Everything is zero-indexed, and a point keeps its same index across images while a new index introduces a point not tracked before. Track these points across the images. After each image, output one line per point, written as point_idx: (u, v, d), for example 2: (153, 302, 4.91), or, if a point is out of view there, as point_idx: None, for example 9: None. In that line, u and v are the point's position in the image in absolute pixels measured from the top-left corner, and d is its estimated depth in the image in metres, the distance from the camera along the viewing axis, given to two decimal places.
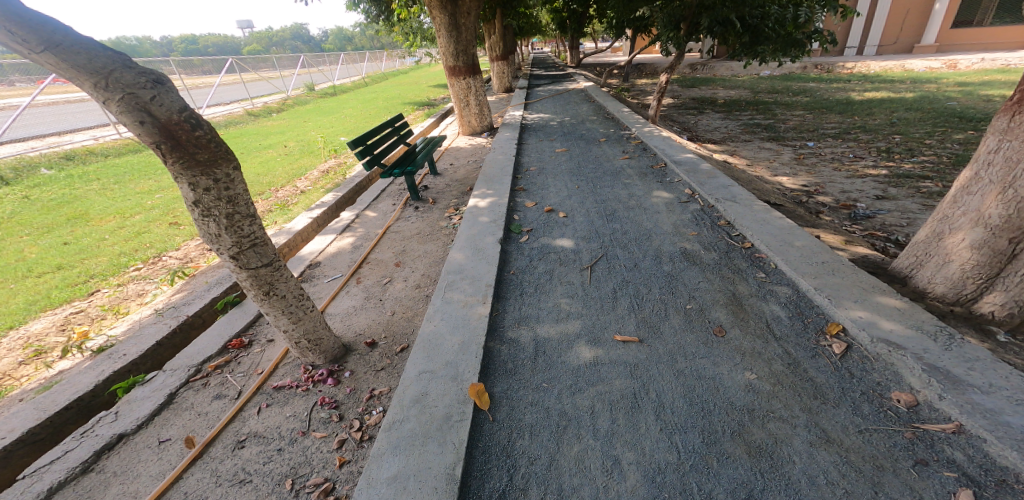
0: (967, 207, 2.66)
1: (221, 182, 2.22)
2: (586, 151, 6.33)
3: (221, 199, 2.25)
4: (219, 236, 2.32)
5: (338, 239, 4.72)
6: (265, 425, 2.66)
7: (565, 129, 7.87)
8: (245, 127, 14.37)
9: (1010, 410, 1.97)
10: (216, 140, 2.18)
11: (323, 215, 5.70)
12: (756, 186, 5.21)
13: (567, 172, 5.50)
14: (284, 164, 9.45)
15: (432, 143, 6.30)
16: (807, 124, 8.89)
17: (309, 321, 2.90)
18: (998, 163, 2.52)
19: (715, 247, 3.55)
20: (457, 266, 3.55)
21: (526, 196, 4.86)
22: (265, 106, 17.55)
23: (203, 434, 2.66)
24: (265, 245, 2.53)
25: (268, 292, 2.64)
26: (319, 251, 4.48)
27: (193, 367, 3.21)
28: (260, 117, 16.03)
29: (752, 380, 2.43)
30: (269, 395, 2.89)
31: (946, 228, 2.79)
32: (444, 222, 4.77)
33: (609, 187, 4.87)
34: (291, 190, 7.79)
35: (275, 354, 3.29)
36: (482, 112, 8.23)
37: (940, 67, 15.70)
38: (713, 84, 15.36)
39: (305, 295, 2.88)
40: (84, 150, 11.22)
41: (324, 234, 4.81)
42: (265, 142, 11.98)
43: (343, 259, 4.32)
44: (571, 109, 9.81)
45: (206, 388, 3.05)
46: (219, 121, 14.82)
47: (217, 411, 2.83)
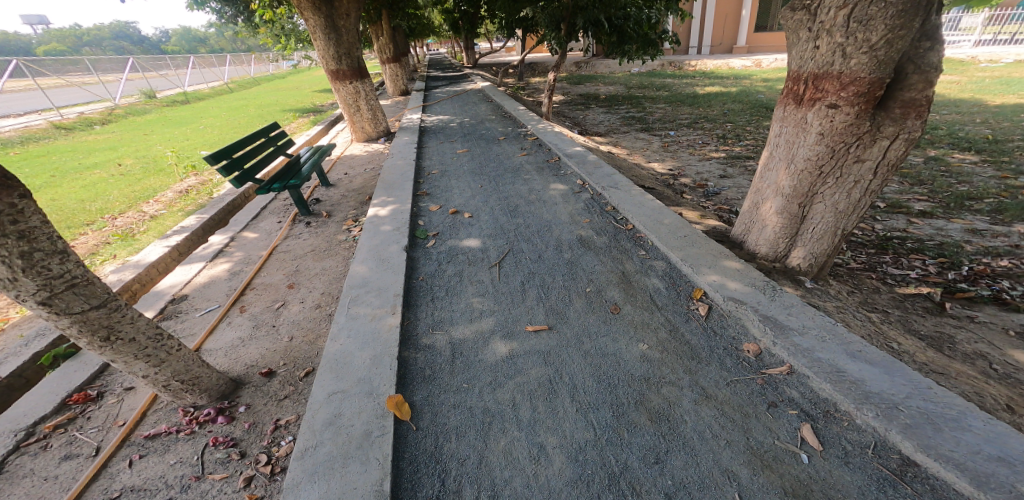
0: (769, 181, 3.25)
1: (4, 214, 1.82)
2: (484, 151, 6.45)
3: (8, 235, 1.84)
4: (18, 280, 1.89)
5: (209, 267, 4.22)
6: (144, 477, 2.31)
7: (462, 130, 7.91)
8: (59, 145, 11.81)
9: (818, 346, 2.47)
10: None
11: (184, 242, 5.03)
12: (633, 173, 5.78)
13: (469, 172, 5.56)
14: (122, 187, 8.04)
15: (320, 151, 5.94)
16: (668, 116, 10.04)
17: (176, 361, 2.55)
18: (782, 144, 3.10)
19: (605, 231, 3.87)
20: (361, 279, 3.39)
21: (426, 200, 4.81)
22: (89, 119, 14.66)
23: (56, 498, 2.23)
24: (89, 284, 2.15)
25: (109, 338, 2.24)
26: (183, 283, 3.95)
27: (21, 431, 2.65)
28: (81, 132, 13.39)
29: (645, 350, 2.73)
30: (142, 445, 2.51)
31: (759, 199, 3.36)
32: (342, 235, 4.52)
33: (508, 184, 5.03)
34: (136, 216, 6.69)
35: (139, 400, 2.86)
36: (376, 117, 7.92)
37: (751, 65, 18.72)
38: (590, 81, 16.55)
39: (163, 333, 2.52)
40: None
41: (190, 263, 4.25)
42: (91, 162, 10.03)
43: (222, 288, 3.87)
44: (471, 109, 9.88)
45: (49, 448, 2.54)
46: (15, 139, 11.94)
47: (71, 471, 2.39)
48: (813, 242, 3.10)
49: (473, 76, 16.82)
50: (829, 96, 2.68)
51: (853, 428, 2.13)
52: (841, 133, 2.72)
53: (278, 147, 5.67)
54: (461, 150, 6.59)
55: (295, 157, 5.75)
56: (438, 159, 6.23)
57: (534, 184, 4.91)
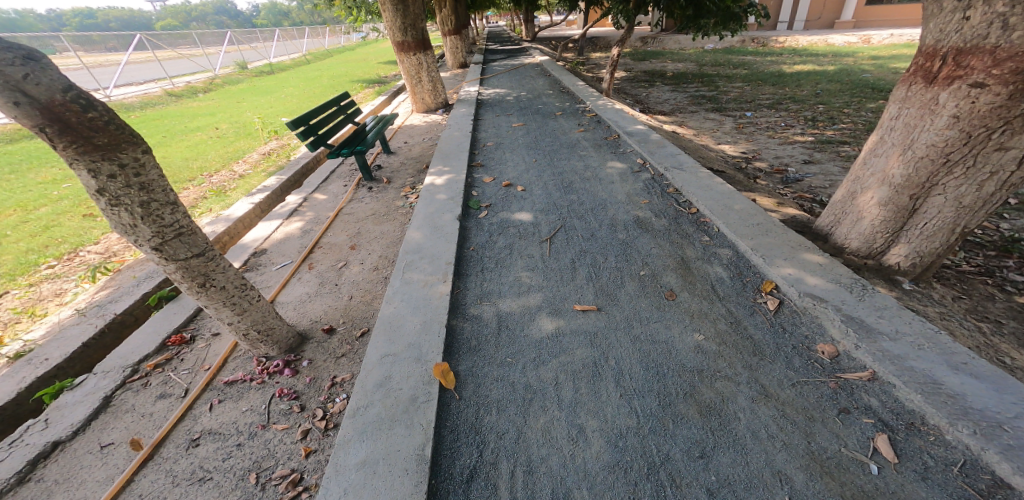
0: (874, 169, 2.90)
1: (129, 168, 2.04)
2: (541, 125, 6.31)
3: (131, 186, 2.06)
4: (136, 226, 2.13)
5: (285, 224, 4.49)
6: (220, 421, 2.55)
7: (520, 104, 7.76)
8: (166, 109, 13.13)
9: (913, 355, 2.22)
10: (115, 122, 1.99)
11: (266, 200, 5.41)
12: (701, 155, 5.45)
13: (523, 146, 5.46)
14: (218, 147, 8.84)
15: (383, 121, 6.09)
16: (746, 95, 9.27)
17: (257, 311, 2.77)
18: (899, 128, 2.73)
19: (665, 214, 3.67)
20: (415, 245, 3.48)
21: (482, 171, 4.80)
22: (190, 86, 16.12)
23: (150, 435, 2.51)
24: (192, 234, 2.36)
25: (204, 284, 2.47)
26: (263, 238, 4.23)
27: (128, 367, 2.99)
28: (184, 97, 14.74)
29: (700, 341, 2.59)
30: (221, 391, 2.77)
31: (858, 188, 3.03)
32: (400, 202, 4.62)
33: (562, 159, 4.89)
34: (228, 176, 7.31)
35: (222, 347, 3.13)
36: (436, 89, 7.98)
37: (857, 41, 16.63)
38: (660, 57, 15.61)
39: (248, 284, 2.73)
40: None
41: (269, 220, 4.54)
42: (195, 124, 11.09)
43: (293, 245, 4.11)
44: (527, 84, 9.67)
45: (147, 387, 2.86)
46: (135, 103, 13.38)
47: (164, 411, 2.67)
48: (921, 239, 2.75)
49: (530, 50, 16.39)
50: (975, 74, 2.29)
51: (940, 443, 1.93)
52: (982, 116, 2.33)
53: (348, 115, 5.87)
54: (517, 124, 6.48)
55: (361, 126, 5.91)
56: (496, 132, 6.17)
57: (591, 162, 4.74)
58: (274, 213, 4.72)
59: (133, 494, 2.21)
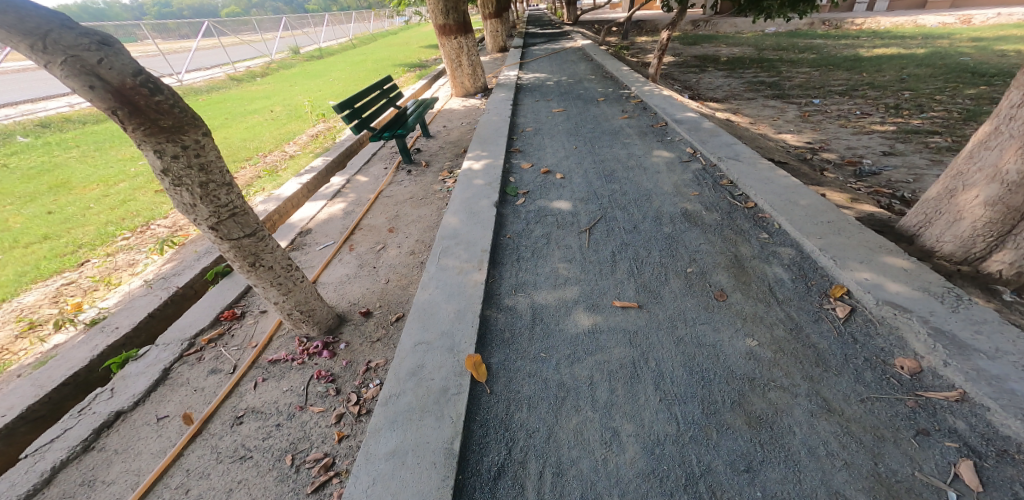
0: (983, 163, 2.53)
1: (191, 149, 1.99)
2: (584, 111, 6.07)
3: (192, 167, 2.01)
4: (195, 206, 2.09)
5: (329, 206, 4.47)
6: (262, 400, 2.61)
7: (561, 89, 7.51)
8: (228, 92, 13.80)
9: (1016, 376, 1.93)
10: (179, 105, 1.93)
11: (314, 181, 5.47)
12: (759, 144, 5.09)
13: (562, 132, 5.26)
14: (272, 129, 9.19)
15: (423, 106, 6.05)
16: (814, 81, 8.56)
17: (300, 292, 2.76)
18: (1022, 117, 2.37)
19: (717, 207, 3.41)
20: (451, 231, 3.42)
21: (521, 157, 4.66)
22: (248, 70, 16.83)
23: (200, 410, 2.56)
24: (245, 214, 2.32)
25: (253, 264, 2.46)
26: (308, 219, 4.22)
27: (186, 341, 3.00)
28: (244, 81, 15.41)
29: (753, 348, 2.38)
30: (265, 369, 2.81)
31: (959, 185, 2.66)
32: (438, 186, 4.56)
33: (604, 147, 4.67)
34: (280, 156, 7.58)
35: (269, 325, 3.13)
36: (476, 73, 7.85)
37: (954, 23, 14.75)
38: (716, 42, 14.69)
39: (294, 265, 2.71)
40: (64, 118, 10.54)
41: (315, 201, 4.56)
42: (253, 107, 11.57)
43: (336, 226, 4.12)
44: (568, 68, 9.36)
45: (202, 362, 2.87)
46: (201, 86, 14.13)
47: (214, 386, 2.72)
48: None
49: (573, 34, 15.88)
50: None
51: None
52: None
53: (392, 97, 5.84)
54: (557, 109, 6.26)
55: (401, 110, 5.89)
56: (537, 117, 5.99)
57: (636, 150, 4.49)
58: (318, 194, 4.72)
59: (182, 468, 2.27)
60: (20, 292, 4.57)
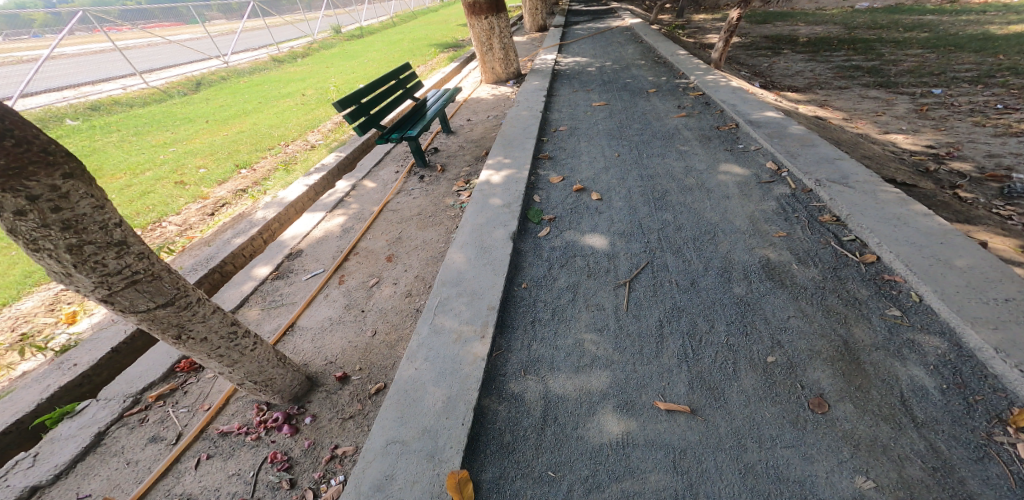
0: None
1: (45, 200, 1.32)
2: (632, 105, 5.08)
3: (51, 225, 1.35)
4: (70, 275, 1.45)
5: (327, 219, 3.78)
6: (201, 486, 2.15)
7: (604, 77, 6.50)
8: (268, 74, 13.61)
9: None
10: (16, 134, 1.25)
11: (323, 181, 4.77)
12: (863, 150, 4.13)
13: (604, 133, 4.34)
14: (298, 115, 8.76)
15: (447, 97, 5.27)
16: (930, 66, 7.25)
17: (250, 362, 2.20)
18: None
19: (811, 257, 2.53)
20: (455, 274, 2.76)
21: (552, 167, 3.83)
22: (290, 50, 16.62)
23: (125, 494, 2.16)
24: (156, 278, 1.66)
25: (179, 336, 1.84)
26: (301, 238, 3.57)
27: (129, 397, 2.65)
28: (285, 62, 15.23)
29: (867, 493, 1.62)
30: (213, 443, 2.36)
31: None
32: (450, 199, 3.84)
33: (654, 156, 3.75)
34: (302, 145, 7.11)
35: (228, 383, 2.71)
36: (508, 58, 6.97)
37: None
38: (793, 19, 12.85)
39: (240, 329, 2.10)
40: (109, 98, 10.39)
41: (312, 212, 3.85)
42: (287, 90, 11.25)
43: (330, 247, 3.47)
44: (614, 51, 8.26)
45: (143, 425, 2.50)
46: (244, 67, 14.04)
47: (150, 459, 2.31)
48: None
49: (623, 11, 14.47)
50: None
51: None
52: None
53: (410, 89, 5.09)
54: (598, 103, 5.31)
55: (422, 101, 5.15)
56: (574, 112, 5.07)
57: (697, 162, 3.55)
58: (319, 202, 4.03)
59: None
60: (20, 298, 4.27)
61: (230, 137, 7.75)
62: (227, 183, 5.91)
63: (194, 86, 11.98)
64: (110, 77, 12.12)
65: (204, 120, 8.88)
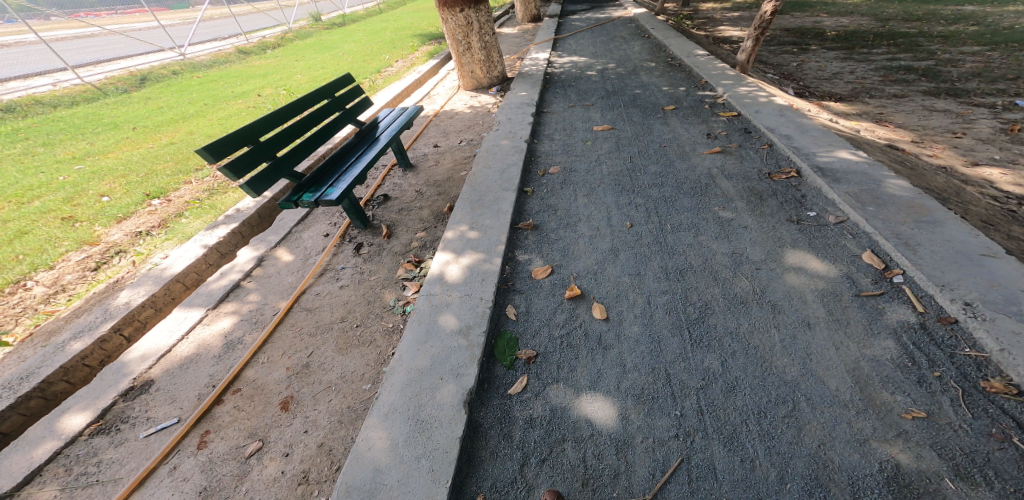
0: None
1: None
2: (645, 129, 3.85)
3: None
4: None
5: (208, 325, 2.60)
6: None
7: (606, 85, 5.25)
8: (229, 68, 12.26)
9: None
10: None
11: (233, 237, 3.58)
12: (973, 203, 2.95)
13: (611, 179, 3.13)
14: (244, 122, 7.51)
15: (408, 119, 3.99)
16: (999, 68, 5.99)
17: None
18: None
19: (979, 466, 1.55)
20: (370, 474, 1.76)
21: (539, 245, 2.67)
22: (259, 41, 15.20)
23: None
24: None
25: None
26: (156, 356, 2.47)
27: None
28: (251, 54, 13.84)
29: None
30: None
31: None
32: (391, 297, 2.66)
33: (680, 230, 2.63)
34: None
35: None
36: (490, 59, 5.65)
37: None
38: (814, 8, 11.49)
39: None
40: (32, 99, 9.10)
41: (188, 310, 2.68)
42: (242, 88, 9.94)
43: (200, 377, 2.38)
44: (616, 48, 6.97)
45: None
46: (202, 60, 12.70)
47: None
48: None
49: None
50: None
51: None
52: None
53: (351, 110, 3.81)
54: (600, 124, 4.08)
55: (371, 126, 3.91)
56: (568, 138, 3.83)
57: (747, 250, 2.46)
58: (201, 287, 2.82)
59: None
60: None
61: (153, 153, 6.55)
62: (128, 220, 4.81)
63: (137, 81, 10.76)
64: (43, 73, 10.98)
65: (133, 129, 7.67)
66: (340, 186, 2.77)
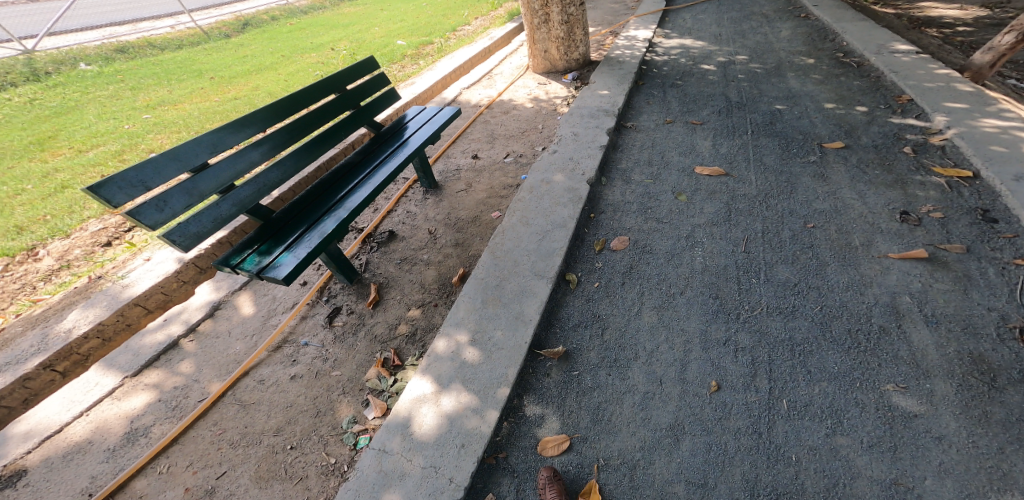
0: None
1: None
2: (783, 186, 2.53)
3: None
4: None
5: (118, 399, 1.86)
6: None
7: (733, 90, 3.79)
8: (321, 15, 11.90)
9: None
10: None
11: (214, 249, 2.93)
12: None
13: (707, 288, 2.05)
14: (307, 78, 6.95)
15: (445, 124, 2.99)
16: None
17: None
18: None
19: None
20: None
21: (562, 396, 1.76)
22: None
23: None
24: None
25: None
26: (41, 436, 1.73)
27: None
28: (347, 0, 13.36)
29: None
30: None
31: None
32: (346, 412, 1.85)
33: (795, 415, 1.57)
34: None
35: None
36: (572, 36, 4.36)
37: None
38: None
39: None
40: (146, 40, 9.43)
41: (104, 369, 1.97)
42: (322, 39, 9.46)
43: (77, 478, 1.60)
44: (756, 29, 5.25)
45: None
46: (301, 5, 12.49)
47: None
48: None
49: None
50: None
51: None
52: None
53: (367, 106, 2.88)
54: (712, 161, 2.81)
55: (392, 129, 2.99)
56: (659, 181, 2.66)
57: (923, 486, 1.35)
58: (139, 337, 2.15)
59: None
60: None
61: (214, 108, 6.25)
62: None
63: (237, 24, 10.79)
64: (166, 14, 11.48)
65: (209, 79, 7.50)
66: (303, 248, 1.92)
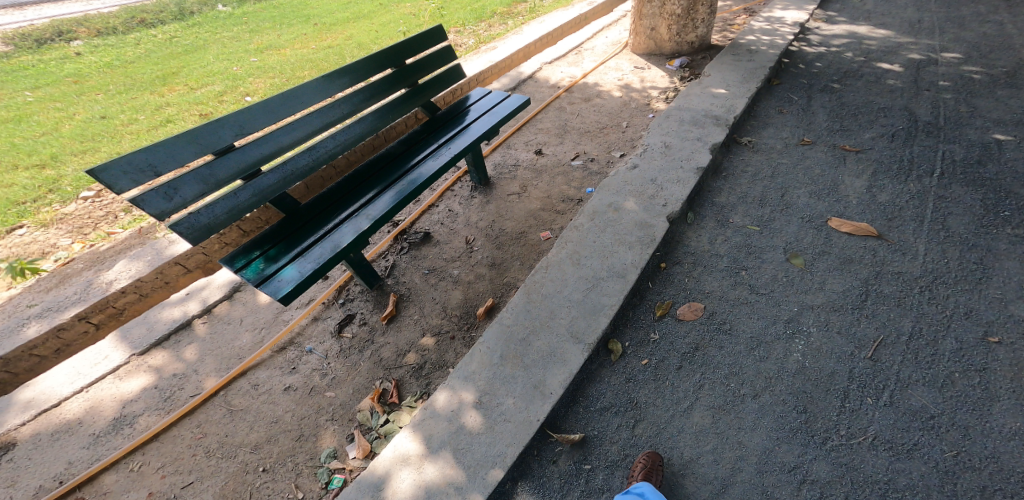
0: None
1: None
2: (959, 271, 1.80)
3: None
4: None
5: (120, 376, 1.77)
6: None
7: (925, 105, 2.83)
8: None
9: None
10: None
11: None
12: None
13: (792, 396, 1.49)
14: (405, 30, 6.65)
15: (518, 108, 2.48)
16: None
17: None
18: None
19: None
20: None
21: (563, 493, 1.39)
22: None
23: None
24: None
25: None
26: (38, 409, 1.65)
27: None
28: None
29: None
30: None
31: None
32: (328, 444, 1.63)
33: None
34: None
35: None
36: (689, 13, 3.56)
37: None
38: None
39: None
40: None
41: (117, 340, 1.90)
42: None
43: (54, 462, 1.50)
44: (972, 16, 3.92)
45: None
46: None
47: None
48: None
49: None
50: None
51: None
52: None
53: (424, 86, 2.51)
54: (857, 216, 2.10)
55: (452, 112, 2.59)
56: (769, 232, 2.08)
57: None
58: (161, 308, 2.07)
59: None
60: None
61: (310, 56, 6.23)
62: None
63: None
64: None
65: (316, 25, 7.56)
66: (310, 262, 1.64)
